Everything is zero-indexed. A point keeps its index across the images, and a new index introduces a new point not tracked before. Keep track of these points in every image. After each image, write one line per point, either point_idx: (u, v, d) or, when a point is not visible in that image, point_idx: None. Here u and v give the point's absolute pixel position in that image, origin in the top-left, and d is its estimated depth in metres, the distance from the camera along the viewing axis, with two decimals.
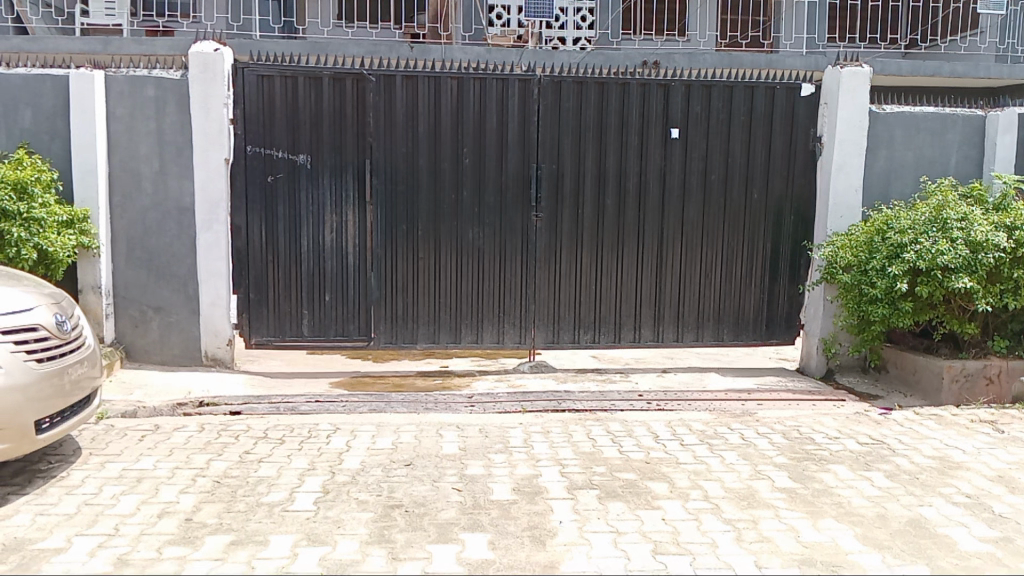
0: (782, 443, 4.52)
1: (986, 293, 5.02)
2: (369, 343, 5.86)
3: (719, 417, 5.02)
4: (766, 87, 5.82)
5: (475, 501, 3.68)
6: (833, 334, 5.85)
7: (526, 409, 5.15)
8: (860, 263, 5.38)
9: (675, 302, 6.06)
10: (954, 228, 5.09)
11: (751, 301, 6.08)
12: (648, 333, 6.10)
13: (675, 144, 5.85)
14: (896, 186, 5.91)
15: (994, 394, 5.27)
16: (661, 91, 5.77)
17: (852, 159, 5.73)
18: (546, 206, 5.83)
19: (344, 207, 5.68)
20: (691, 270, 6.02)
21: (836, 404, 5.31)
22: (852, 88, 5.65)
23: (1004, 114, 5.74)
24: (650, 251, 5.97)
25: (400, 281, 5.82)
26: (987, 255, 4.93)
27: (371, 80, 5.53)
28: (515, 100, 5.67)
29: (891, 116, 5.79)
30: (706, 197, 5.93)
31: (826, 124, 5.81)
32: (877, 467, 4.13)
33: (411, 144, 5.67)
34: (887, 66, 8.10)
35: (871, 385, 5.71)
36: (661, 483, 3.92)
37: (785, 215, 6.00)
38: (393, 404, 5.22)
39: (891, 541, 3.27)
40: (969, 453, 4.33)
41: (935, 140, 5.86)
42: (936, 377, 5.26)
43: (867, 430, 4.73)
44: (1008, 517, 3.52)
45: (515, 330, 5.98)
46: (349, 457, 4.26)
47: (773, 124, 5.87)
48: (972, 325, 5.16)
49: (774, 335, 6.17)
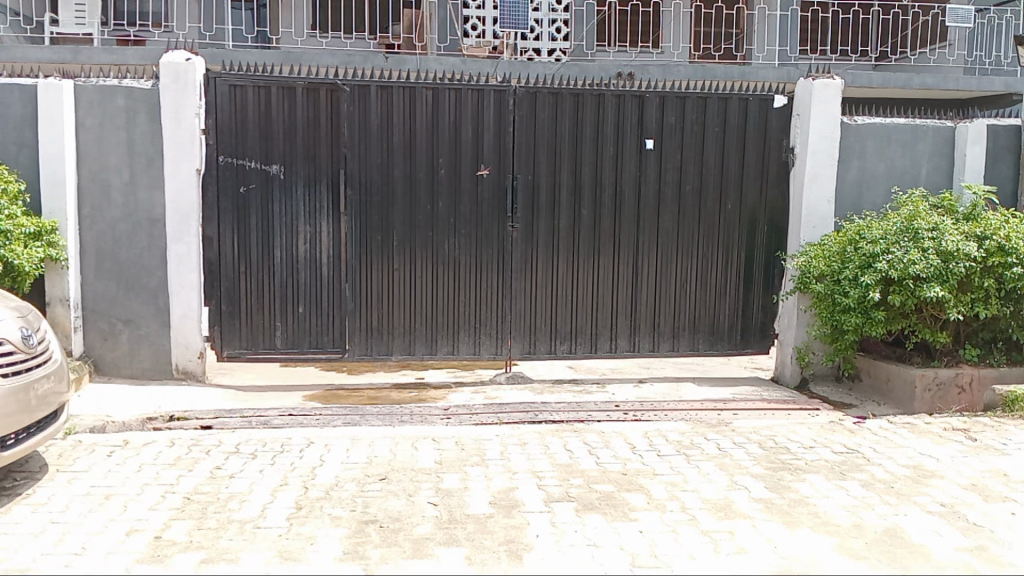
0: (757, 452, 4.52)
1: (957, 302, 5.08)
2: (343, 354, 5.79)
3: (695, 427, 5.02)
4: (740, 99, 5.85)
5: (451, 515, 3.64)
6: (806, 344, 5.88)
7: (503, 420, 5.12)
8: (833, 272, 5.40)
9: (650, 312, 6.06)
10: (925, 238, 5.16)
11: (727, 310, 6.09)
12: (625, 343, 6.09)
13: (650, 155, 5.87)
14: (869, 197, 5.96)
15: (967, 402, 5.28)
16: (636, 102, 5.79)
17: (824, 170, 5.78)
18: (523, 216, 5.81)
19: (318, 217, 5.62)
20: (667, 280, 6.03)
21: (810, 413, 5.33)
22: (824, 99, 5.70)
23: (974, 125, 5.85)
24: (626, 260, 5.97)
25: (375, 292, 5.76)
26: (958, 264, 4.99)
27: (345, 90, 5.49)
28: (491, 111, 5.67)
29: (863, 128, 5.85)
30: (681, 207, 5.95)
31: (799, 135, 5.85)
32: (851, 476, 4.15)
33: (386, 155, 5.63)
34: (857, 77, 8.22)
35: (845, 394, 5.74)
36: (638, 494, 3.89)
37: (759, 225, 6.02)
38: (367, 417, 5.15)
39: (868, 551, 3.27)
40: (942, 461, 4.36)
41: (906, 151, 5.92)
42: (909, 386, 5.27)
43: (841, 439, 4.75)
44: (983, 525, 3.54)
45: (491, 340, 5.94)
46: (322, 472, 4.20)
47: (747, 135, 5.90)
48: (944, 334, 5.21)
49: (748, 345, 6.17)
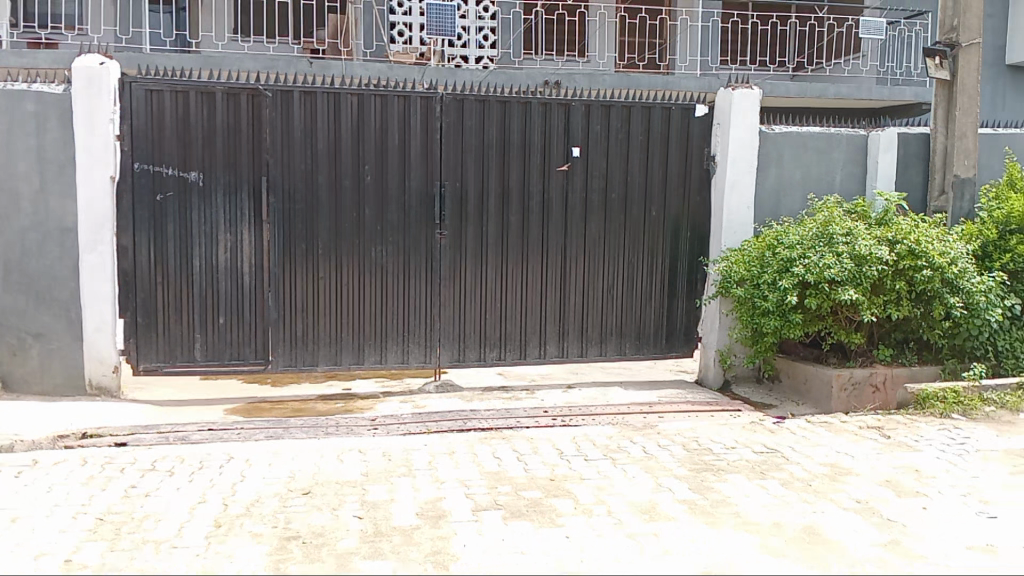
0: (682, 454, 4.59)
1: (870, 304, 5.27)
2: (266, 366, 5.65)
3: (622, 430, 5.07)
4: (663, 108, 5.97)
5: (376, 528, 3.57)
6: (729, 346, 6.01)
7: (431, 429, 5.07)
8: (752, 277, 5.54)
9: (579, 318, 6.10)
10: (839, 242, 5.34)
11: (653, 315, 6.18)
12: (554, 349, 6.11)
13: (577, 163, 5.92)
14: (786, 203, 6.14)
15: (881, 401, 5.46)
16: (563, 110, 5.84)
17: (744, 178, 5.92)
18: (450, 223, 5.78)
19: (239, 225, 5.48)
20: (594, 286, 6.08)
21: (733, 414, 5.44)
22: (743, 109, 5.85)
23: (885, 134, 6.12)
24: (554, 267, 6.00)
25: (299, 301, 5.64)
26: (872, 268, 5.17)
27: (268, 95, 5.37)
28: (417, 117, 5.63)
29: (780, 136, 6.03)
30: (607, 214, 6.01)
31: (719, 143, 5.99)
32: (772, 475, 4.25)
33: (309, 162, 5.52)
34: (775, 87, 8.47)
35: (766, 394, 5.89)
36: (565, 500, 3.90)
37: (683, 231, 6.14)
38: (291, 429, 5.03)
39: (787, 548, 3.35)
40: (857, 458, 4.50)
41: (822, 159, 6.13)
42: (826, 386, 5.42)
43: (762, 439, 4.87)
44: (895, 520, 3.65)
45: (419, 349, 5.88)
46: (244, 487, 4.07)
47: (670, 143, 6.02)
48: (858, 335, 5.39)
49: (674, 348, 6.27)
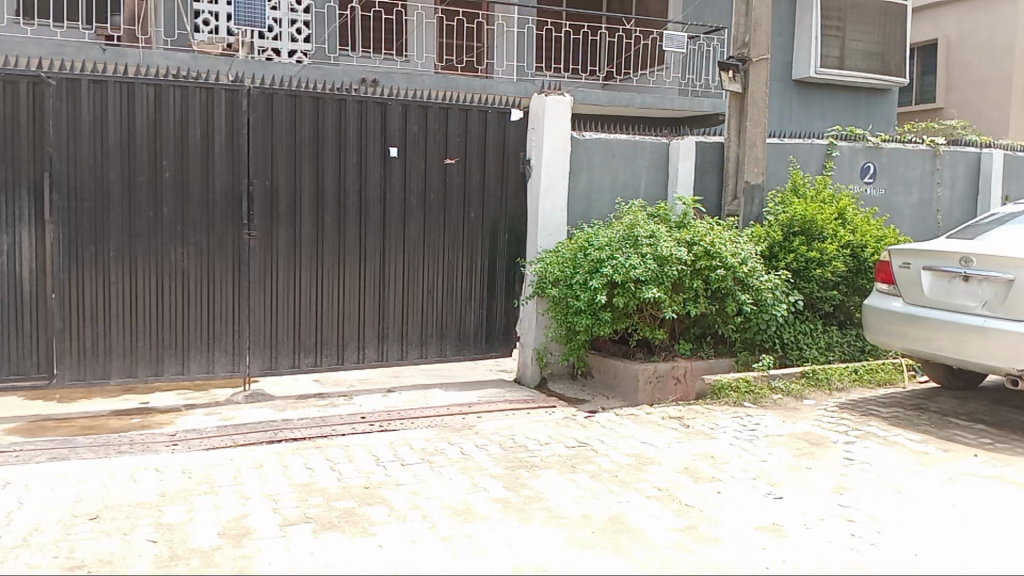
0: (497, 453, 4.65)
1: (672, 301, 5.61)
2: (49, 381, 5.11)
3: (440, 433, 5.06)
4: (479, 111, 6.03)
5: (172, 552, 3.32)
6: (544, 345, 6.18)
7: (239, 442, 4.80)
8: (565, 277, 5.74)
9: (398, 319, 6.02)
10: (644, 244, 5.66)
11: (472, 316, 6.23)
12: (372, 353, 6.00)
13: (394, 163, 5.84)
14: (596, 206, 6.41)
15: (681, 392, 5.79)
16: (379, 109, 5.75)
17: (557, 182, 6.10)
18: (259, 224, 5.51)
19: (14, 225, 4.94)
20: (412, 289, 6.03)
21: (548, 411, 5.59)
22: (556, 115, 6.03)
23: (684, 142, 6.52)
24: (372, 269, 5.88)
25: (87, 308, 5.15)
26: (672, 267, 5.53)
27: (50, 83, 4.90)
28: (222, 112, 5.32)
29: (590, 143, 6.28)
30: (425, 215, 5.98)
31: (534, 148, 6.14)
32: (581, 468, 4.40)
33: (99, 157, 5.08)
34: (587, 94, 8.82)
35: (579, 390, 6.10)
36: (379, 507, 3.83)
37: (501, 233, 6.23)
38: (78, 450, 4.59)
39: (594, 540, 3.47)
40: (660, 448, 4.75)
41: (628, 165, 6.45)
42: (633, 379, 5.71)
43: (574, 433, 5.04)
44: (693, 505, 3.85)
45: (227, 357, 5.56)
46: (18, 516, 3.66)
47: (487, 146, 6.09)
48: (661, 331, 5.74)
49: (493, 348, 6.35)
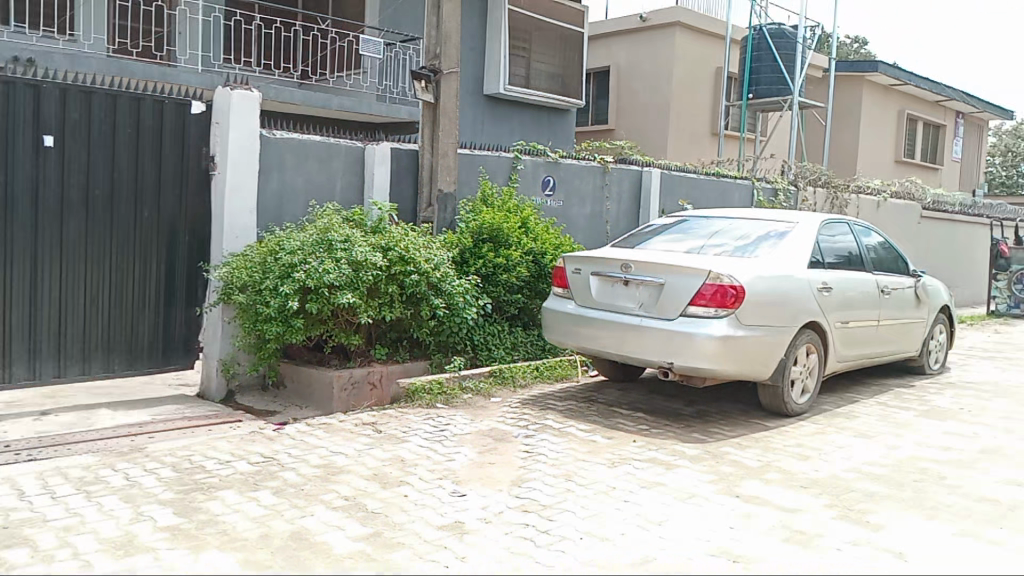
0: (170, 476, 4.25)
1: (367, 307, 5.56)
2: None
3: (101, 458, 4.50)
4: (154, 101, 5.53)
5: None
6: (231, 355, 5.80)
7: None
8: (255, 283, 5.46)
9: (53, 332, 5.27)
10: (338, 248, 5.57)
11: (146, 327, 5.65)
12: (19, 372, 5.18)
13: (50, 153, 5.17)
14: (288, 209, 6.16)
15: (376, 397, 5.78)
16: (29, 92, 5.07)
17: (245, 181, 5.73)
18: None
19: None
20: (71, 297, 5.31)
21: (233, 425, 5.25)
22: (242, 110, 5.66)
23: (379, 148, 6.57)
24: (19, 274, 5.11)
25: None
26: (367, 272, 5.51)
27: None
28: None
29: (281, 142, 6.02)
30: (88, 213, 5.33)
31: (218, 144, 5.70)
32: (265, 485, 4.18)
33: None
34: (280, 91, 8.52)
35: (269, 402, 5.82)
36: (14, 551, 3.29)
37: (181, 235, 5.73)
38: None
39: (272, 559, 3.30)
40: (350, 456, 4.68)
41: (322, 167, 6.31)
42: (327, 387, 5.59)
43: (260, 448, 4.78)
44: (379, 512, 3.84)
45: None
46: None
47: (164, 139, 5.58)
48: (357, 337, 5.65)
49: (171, 361, 5.82)
